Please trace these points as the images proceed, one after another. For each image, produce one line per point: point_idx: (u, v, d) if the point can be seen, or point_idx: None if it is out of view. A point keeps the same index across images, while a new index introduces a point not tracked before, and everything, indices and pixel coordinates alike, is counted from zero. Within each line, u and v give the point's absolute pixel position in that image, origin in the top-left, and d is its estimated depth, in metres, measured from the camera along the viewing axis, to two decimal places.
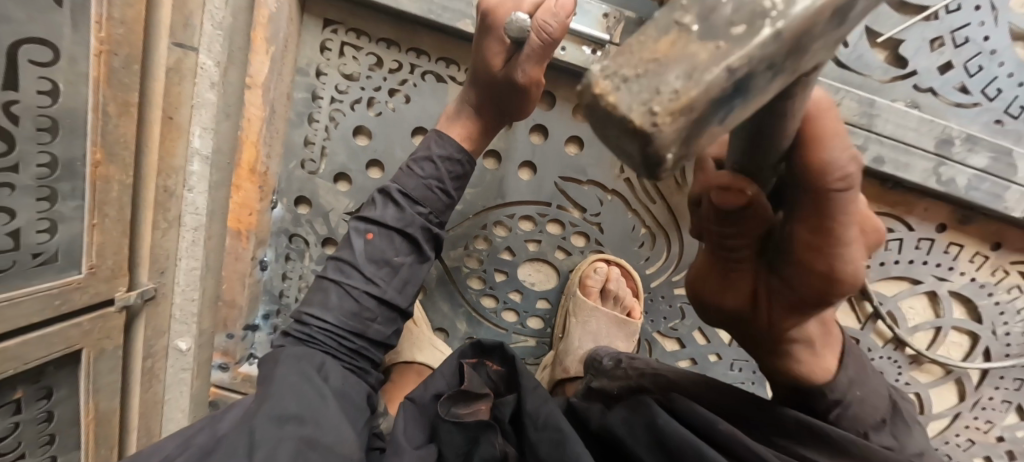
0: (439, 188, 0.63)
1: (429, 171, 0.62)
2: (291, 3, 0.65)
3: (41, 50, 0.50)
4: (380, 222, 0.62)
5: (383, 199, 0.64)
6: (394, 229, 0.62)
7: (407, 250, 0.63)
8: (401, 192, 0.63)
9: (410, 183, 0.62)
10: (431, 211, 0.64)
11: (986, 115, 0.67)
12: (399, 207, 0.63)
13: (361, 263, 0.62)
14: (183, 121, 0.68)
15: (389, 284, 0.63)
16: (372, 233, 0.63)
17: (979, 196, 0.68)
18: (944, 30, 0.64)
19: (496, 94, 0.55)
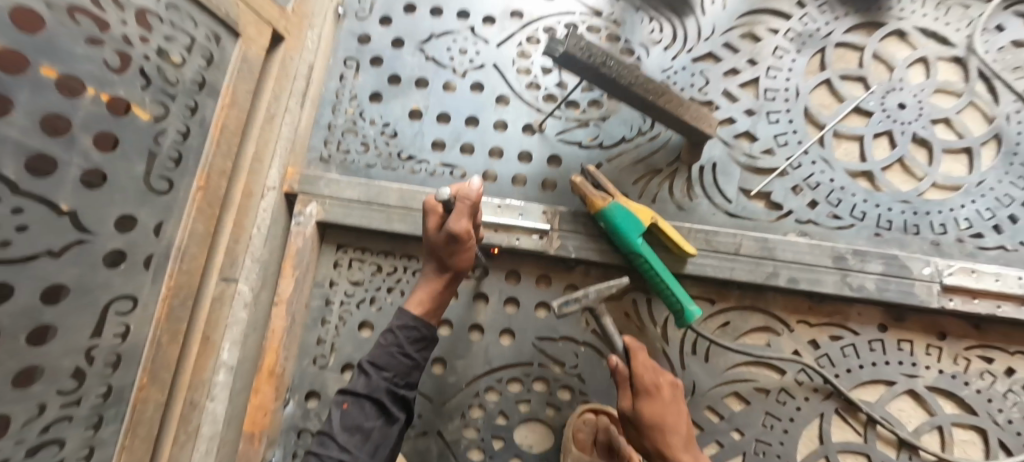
0: (400, 352, 0.67)
1: (391, 338, 0.68)
2: (313, 236, 0.87)
3: (124, 303, 0.66)
4: (352, 390, 0.64)
5: (357, 370, 0.66)
6: (364, 396, 0.64)
7: (377, 414, 0.63)
8: (368, 361, 0.66)
9: (376, 351, 0.67)
10: (396, 374, 0.66)
11: (863, 231, 0.84)
12: (367, 376, 0.65)
13: (336, 434, 0.61)
14: (217, 339, 0.84)
15: (361, 450, 0.60)
16: (345, 401, 0.63)
17: (893, 295, 0.79)
18: (797, 180, 0.86)
19: (437, 249, 0.69)
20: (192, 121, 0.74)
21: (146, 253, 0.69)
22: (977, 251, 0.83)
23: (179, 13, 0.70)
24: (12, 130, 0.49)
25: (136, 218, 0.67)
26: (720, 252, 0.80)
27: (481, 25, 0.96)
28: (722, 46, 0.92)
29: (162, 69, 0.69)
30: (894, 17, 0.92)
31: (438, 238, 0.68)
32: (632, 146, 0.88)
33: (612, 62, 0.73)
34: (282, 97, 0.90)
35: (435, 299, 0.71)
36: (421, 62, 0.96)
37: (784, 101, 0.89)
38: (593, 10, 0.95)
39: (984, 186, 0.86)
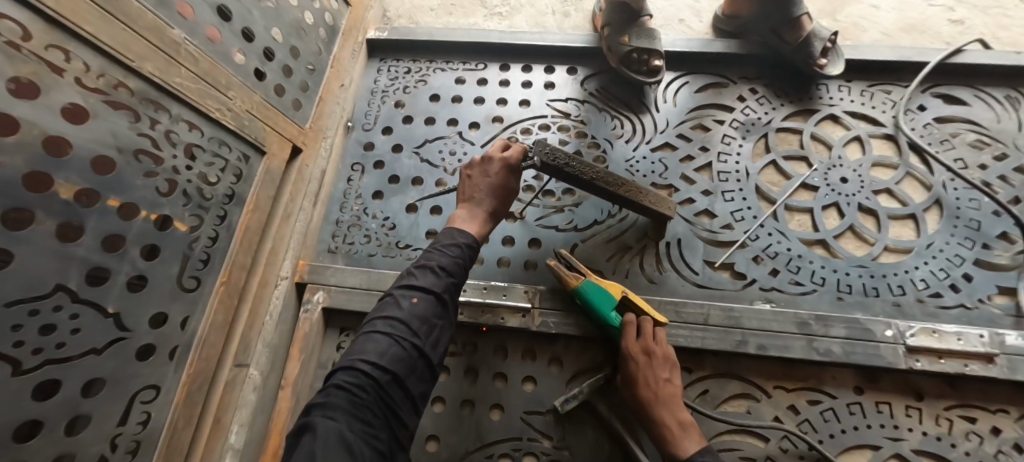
0: (466, 264, 0.75)
1: (457, 250, 0.74)
2: (319, 321, 0.96)
3: (148, 392, 0.76)
4: (423, 287, 0.69)
5: (422, 269, 0.71)
6: (435, 293, 0.69)
7: (441, 313, 0.69)
8: (438, 265, 0.72)
9: (445, 259, 0.72)
10: (458, 282, 0.73)
11: (826, 296, 0.89)
12: (437, 275, 0.70)
13: (410, 319, 0.65)
14: (227, 423, 0.90)
15: (426, 339, 0.65)
16: (417, 296, 0.68)
17: (860, 357, 0.82)
18: (757, 250, 0.94)
19: (505, 188, 0.82)
20: (221, 227, 0.86)
21: (172, 345, 0.79)
22: (938, 310, 0.87)
23: (219, 142, 0.85)
24: (79, 249, 0.65)
25: (167, 314, 0.78)
26: (690, 322, 0.86)
27: (468, 129, 1.12)
28: (676, 137, 1.06)
29: (201, 189, 0.83)
30: (825, 104, 1.07)
31: (501, 169, 0.82)
32: (603, 227, 0.98)
33: (574, 162, 0.86)
34: (297, 199, 1.03)
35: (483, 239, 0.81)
36: (417, 164, 1.10)
37: (736, 181, 1.01)
38: (563, 112, 1.12)
39: (933, 248, 0.92)
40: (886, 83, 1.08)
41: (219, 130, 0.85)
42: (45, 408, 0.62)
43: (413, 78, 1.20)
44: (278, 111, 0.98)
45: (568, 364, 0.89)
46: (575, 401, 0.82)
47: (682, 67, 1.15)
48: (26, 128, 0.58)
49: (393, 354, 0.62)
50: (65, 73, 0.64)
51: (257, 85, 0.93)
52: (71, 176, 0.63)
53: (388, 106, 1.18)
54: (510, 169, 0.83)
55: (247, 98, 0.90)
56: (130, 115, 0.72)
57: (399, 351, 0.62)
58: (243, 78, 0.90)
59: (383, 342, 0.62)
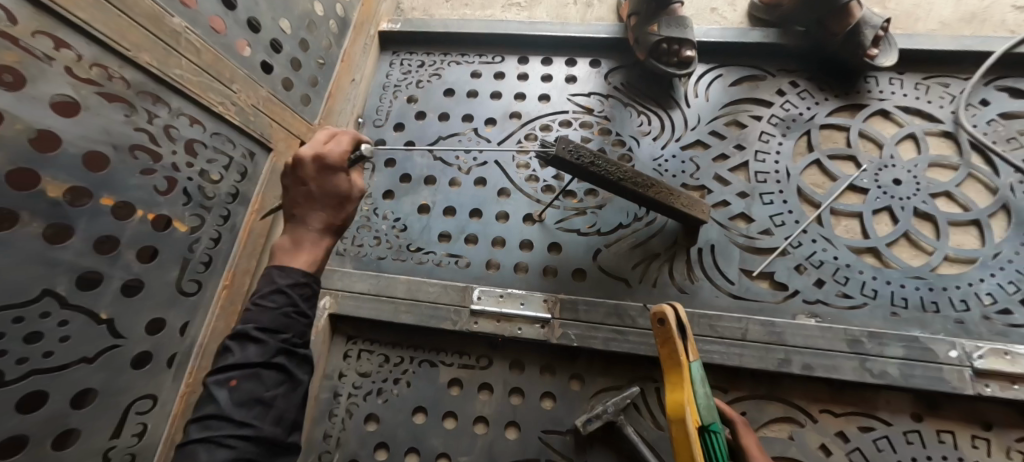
0: (294, 312, 0.64)
1: (280, 301, 0.64)
2: (326, 328, 0.91)
3: (144, 402, 0.71)
4: (240, 365, 0.59)
5: (237, 342, 0.61)
6: (257, 366, 0.59)
7: (277, 383, 0.60)
8: (255, 329, 0.61)
9: (264, 317, 0.62)
10: (291, 336, 0.64)
11: (878, 310, 0.80)
12: (257, 344, 0.61)
13: (229, 409, 0.55)
14: None
15: (265, 421, 0.57)
16: (235, 378, 0.58)
17: (920, 381, 0.73)
18: (799, 259, 0.86)
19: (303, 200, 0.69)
20: (223, 228, 0.82)
21: (169, 353, 0.75)
22: (1008, 329, 0.77)
23: (222, 138, 0.81)
24: (68, 252, 0.60)
25: (165, 320, 0.74)
26: (726, 337, 0.79)
27: (484, 126, 1.06)
28: (709, 134, 0.99)
29: (201, 188, 0.78)
30: (875, 98, 0.98)
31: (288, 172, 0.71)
32: (629, 232, 0.91)
33: (601, 162, 0.78)
34: None
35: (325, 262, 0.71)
36: (430, 162, 1.04)
37: (776, 182, 0.92)
38: (585, 108, 1.05)
39: (1001, 258, 0.82)
40: (943, 75, 0.98)
41: (221, 125, 0.80)
42: (29, 422, 0.57)
43: (426, 72, 1.15)
44: (285, 106, 0.93)
45: (589, 380, 0.82)
46: (597, 422, 0.76)
47: (714, 60, 1.07)
48: (8, 122, 0.54)
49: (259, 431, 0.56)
50: (53, 61, 0.59)
51: (263, 78, 0.88)
52: (59, 173, 0.59)
53: (400, 101, 1.12)
54: (331, 174, 0.70)
55: (251, 91, 0.85)
56: (125, 108, 0.67)
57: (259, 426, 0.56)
58: (248, 71, 0.85)
59: (243, 413, 0.56)
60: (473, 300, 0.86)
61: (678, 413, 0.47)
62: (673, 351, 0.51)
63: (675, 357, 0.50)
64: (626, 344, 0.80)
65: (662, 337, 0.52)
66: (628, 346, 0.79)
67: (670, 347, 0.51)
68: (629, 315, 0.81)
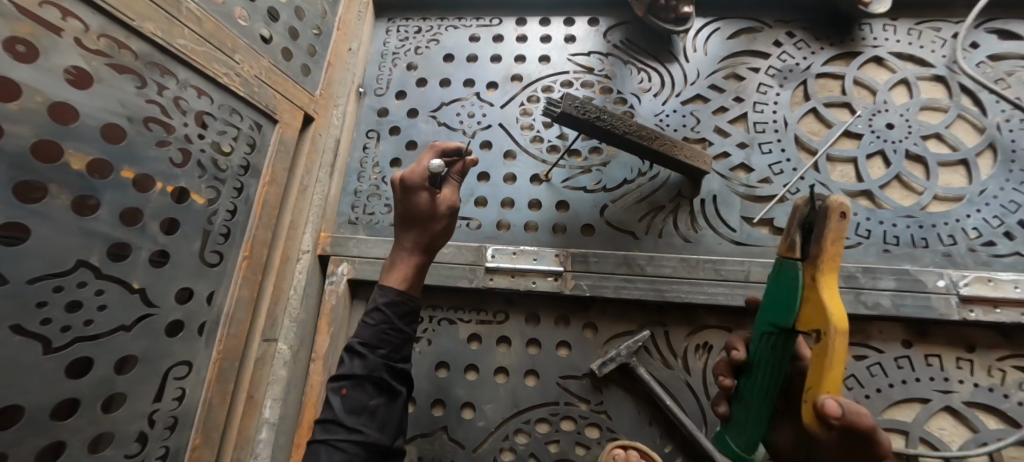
0: (391, 329, 0.69)
1: (378, 319, 0.69)
2: (345, 293, 0.93)
3: (181, 368, 0.74)
4: (350, 375, 0.66)
5: (350, 354, 0.68)
6: (363, 377, 0.66)
7: (378, 392, 0.66)
8: (360, 344, 0.68)
9: (366, 333, 0.68)
10: (391, 349, 0.69)
11: (872, 248, 0.85)
12: (362, 357, 0.67)
13: (341, 417, 0.63)
14: (259, 397, 0.89)
15: (371, 427, 0.64)
16: (346, 387, 0.65)
17: (910, 310, 0.79)
18: (797, 205, 0.89)
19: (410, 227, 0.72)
20: (239, 200, 0.83)
21: (200, 322, 0.77)
22: (992, 259, 0.83)
23: (230, 110, 0.81)
24: (98, 224, 0.62)
25: (193, 290, 0.76)
26: (730, 280, 0.83)
27: (486, 90, 1.06)
28: (708, 88, 1.01)
29: (215, 160, 0.78)
30: (868, 46, 1.00)
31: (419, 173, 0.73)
32: (634, 187, 0.94)
33: (606, 116, 0.80)
34: (313, 170, 1.00)
35: (416, 276, 0.73)
36: (435, 128, 1.04)
37: (774, 132, 0.95)
38: (586, 67, 1.06)
39: (987, 194, 0.87)
40: (934, 19, 1.00)
41: (229, 96, 0.80)
42: (79, 386, 0.60)
43: (424, 38, 1.14)
44: (287, 77, 0.93)
45: (603, 328, 0.86)
46: (612, 364, 0.81)
47: (712, 14, 1.07)
48: (27, 95, 0.55)
49: (366, 382, 0.66)
50: (63, 33, 0.59)
51: (264, 48, 0.88)
52: (82, 146, 0.60)
53: (400, 68, 1.12)
54: (410, 196, 0.70)
55: (254, 62, 0.85)
56: (136, 80, 0.67)
57: (365, 371, 0.66)
58: (249, 40, 0.85)
59: (353, 362, 0.67)
60: (487, 258, 0.90)
61: (841, 323, 0.47)
62: (836, 250, 0.49)
63: (833, 255, 0.49)
64: (636, 291, 0.84)
65: (833, 236, 0.49)
66: (637, 293, 0.84)
67: (835, 246, 0.49)
68: (637, 264, 0.85)
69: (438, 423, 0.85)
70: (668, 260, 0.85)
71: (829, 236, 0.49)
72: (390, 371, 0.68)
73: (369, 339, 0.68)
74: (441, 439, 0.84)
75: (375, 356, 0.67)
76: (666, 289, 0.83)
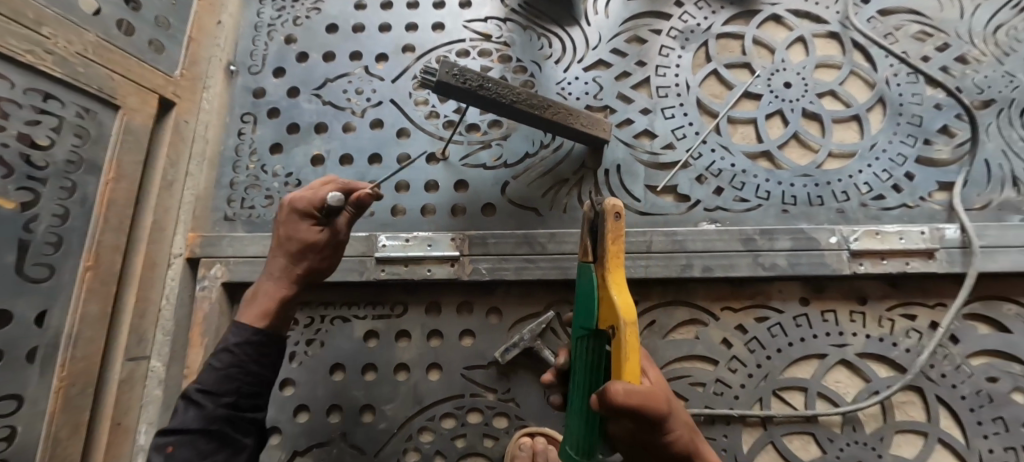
0: (240, 371, 0.60)
1: (225, 361, 0.59)
2: (222, 299, 0.84)
3: (7, 404, 0.63)
4: (181, 429, 0.55)
5: (186, 404, 0.58)
6: (196, 432, 0.55)
7: (217, 448, 0.56)
8: (200, 391, 0.58)
9: (208, 379, 0.58)
10: (238, 397, 0.59)
11: (771, 209, 0.84)
12: (200, 406, 0.57)
13: None
14: (130, 423, 0.79)
15: None
16: (173, 445, 0.54)
17: (805, 268, 0.79)
18: (700, 170, 0.87)
19: (287, 258, 0.65)
20: (71, 201, 0.71)
21: (28, 347, 0.66)
22: (881, 212, 0.84)
23: (42, 95, 0.68)
24: None
25: (12, 311, 0.64)
26: (632, 252, 0.80)
27: (375, 63, 0.97)
28: (610, 53, 0.95)
29: (25, 155, 0.66)
30: (766, 4, 0.98)
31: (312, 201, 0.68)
32: (536, 161, 0.88)
33: (490, 84, 0.74)
34: (180, 163, 0.88)
35: (281, 310, 0.64)
36: (319, 108, 0.94)
37: (676, 96, 0.91)
38: (483, 34, 0.98)
39: (877, 148, 0.88)
40: None
41: (38, 78, 0.67)
42: None
43: (303, 7, 1.02)
44: (127, 53, 0.79)
45: (507, 313, 0.82)
46: (515, 350, 0.77)
47: None
48: None
49: (201, 437, 0.55)
50: None
51: (89, 20, 0.74)
52: None
53: (277, 42, 1.00)
54: (296, 222, 0.66)
55: (74, 36, 0.71)
56: None
57: (201, 423, 0.55)
58: (63, 11, 0.71)
59: (189, 413, 0.57)
60: (378, 247, 0.82)
61: (630, 315, 0.43)
62: (619, 249, 0.48)
63: (616, 252, 0.48)
64: (538, 271, 0.79)
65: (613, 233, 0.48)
66: (539, 273, 0.79)
67: (617, 243, 0.48)
68: (538, 242, 0.81)
69: (335, 430, 0.78)
70: (571, 235, 0.81)
71: (609, 236, 0.47)
72: (234, 423, 0.58)
73: (213, 385, 0.58)
74: (340, 446, 0.78)
75: (217, 405, 0.57)
76: (568, 267, 0.79)
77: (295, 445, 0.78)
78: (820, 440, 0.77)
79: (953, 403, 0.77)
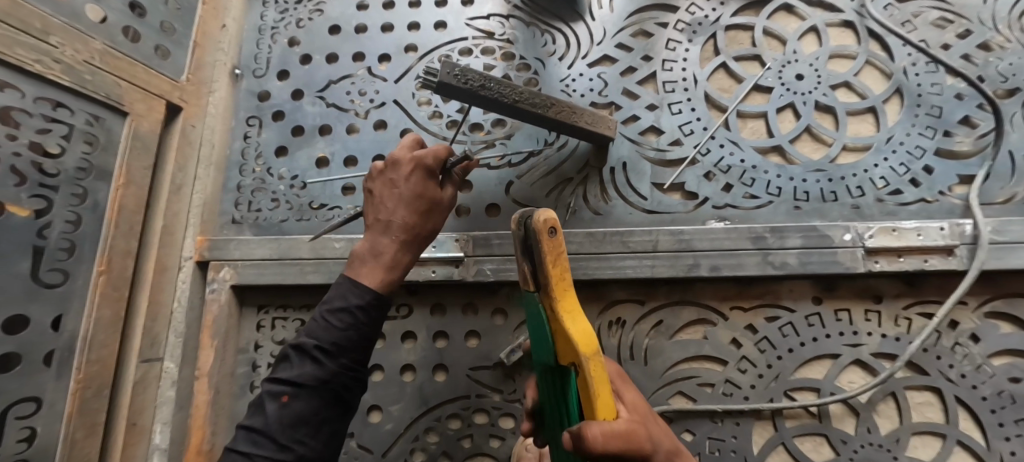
0: (356, 333, 0.56)
1: (346, 321, 0.55)
2: (230, 301, 0.86)
3: (26, 406, 0.65)
4: (295, 380, 0.53)
5: (300, 354, 0.55)
6: (313, 387, 0.53)
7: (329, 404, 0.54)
8: (317, 345, 0.54)
9: (325, 336, 0.55)
10: (354, 359, 0.56)
11: (782, 206, 0.82)
12: (316, 361, 0.54)
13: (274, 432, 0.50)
14: (145, 423, 0.81)
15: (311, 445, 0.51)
16: (288, 393, 0.52)
17: (817, 267, 0.77)
18: (708, 167, 0.85)
19: (429, 215, 0.62)
20: (82, 208, 0.72)
21: (45, 351, 0.68)
22: (897, 208, 0.81)
23: (52, 104, 0.69)
24: None
25: (28, 316, 0.66)
26: (638, 252, 0.79)
27: (378, 64, 0.96)
28: (615, 48, 0.93)
29: (38, 164, 0.68)
30: None
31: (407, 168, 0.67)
32: (540, 160, 0.87)
33: (492, 84, 0.73)
34: (188, 167, 0.89)
35: (400, 269, 0.60)
36: (323, 110, 0.94)
37: (683, 91, 0.89)
38: (486, 32, 0.96)
39: (894, 141, 0.85)
40: None
41: (47, 87, 0.69)
42: None
43: (306, 9, 1.02)
44: (134, 60, 0.80)
45: (512, 314, 0.81)
46: (520, 350, 0.78)
47: None
48: None
49: (311, 393, 0.52)
50: None
51: (95, 27, 0.75)
52: None
53: (280, 44, 1.00)
54: (418, 178, 0.63)
55: (81, 45, 0.72)
56: None
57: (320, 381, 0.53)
58: (69, 20, 0.72)
59: (305, 367, 0.54)
60: None
61: (588, 346, 0.38)
62: (563, 270, 0.41)
63: (561, 274, 0.41)
64: None
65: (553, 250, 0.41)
66: None
67: (559, 264, 0.41)
68: None
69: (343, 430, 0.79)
70: (575, 235, 0.80)
71: (547, 256, 0.40)
72: (346, 387, 0.55)
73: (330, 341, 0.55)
74: (349, 446, 0.78)
75: (335, 363, 0.54)
76: (573, 266, 0.79)
77: None
78: (833, 442, 0.75)
79: (974, 404, 0.75)
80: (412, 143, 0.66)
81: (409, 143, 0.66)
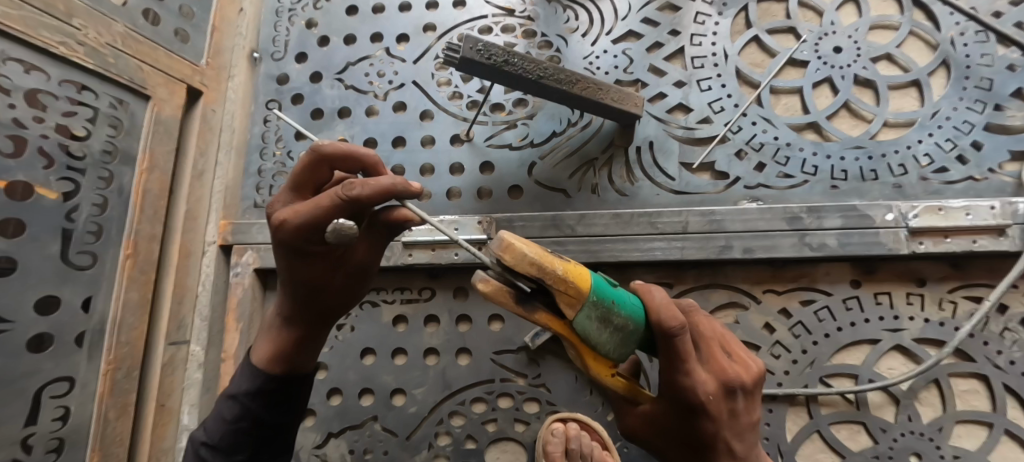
0: (253, 424, 0.53)
1: (235, 413, 0.53)
2: (254, 285, 0.86)
3: (60, 385, 0.66)
4: None
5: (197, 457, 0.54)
6: None
7: None
8: (208, 446, 0.53)
9: (216, 433, 0.53)
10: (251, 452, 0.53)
11: (818, 186, 0.79)
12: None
13: None
14: (173, 404, 0.82)
15: None
16: None
17: (856, 248, 0.73)
18: (740, 145, 0.82)
19: (310, 291, 0.53)
20: (109, 192, 0.73)
21: (77, 331, 0.68)
22: (943, 186, 0.77)
23: (77, 87, 0.69)
24: None
25: (59, 297, 0.67)
26: (667, 233, 0.76)
27: (396, 45, 0.94)
28: (641, 23, 0.89)
29: (65, 146, 0.68)
30: None
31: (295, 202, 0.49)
32: (563, 140, 0.84)
33: (515, 59, 0.71)
34: (210, 152, 0.89)
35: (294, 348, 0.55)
36: (341, 93, 0.92)
37: (713, 66, 0.85)
38: (506, 8, 0.93)
39: (939, 116, 0.80)
40: None
41: (70, 69, 0.69)
42: None
43: None
44: (154, 44, 0.79)
45: None
46: (545, 334, 0.77)
47: None
48: None
49: None
50: None
51: (116, 10, 0.74)
52: None
53: (298, 27, 0.99)
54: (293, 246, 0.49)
55: (103, 27, 0.72)
56: None
57: None
58: (92, 2, 0.71)
59: None
60: (405, 231, 0.80)
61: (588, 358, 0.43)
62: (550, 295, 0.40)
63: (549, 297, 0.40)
64: (567, 254, 0.77)
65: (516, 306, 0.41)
66: (569, 256, 0.77)
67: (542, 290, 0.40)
68: (568, 225, 0.78)
69: (367, 414, 0.79)
70: (600, 217, 0.77)
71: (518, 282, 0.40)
72: None
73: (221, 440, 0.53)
74: (373, 430, 0.78)
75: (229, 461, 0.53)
76: (599, 249, 0.76)
77: (329, 427, 0.79)
78: (872, 430, 0.72)
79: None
80: (302, 177, 0.51)
81: (301, 177, 0.51)
